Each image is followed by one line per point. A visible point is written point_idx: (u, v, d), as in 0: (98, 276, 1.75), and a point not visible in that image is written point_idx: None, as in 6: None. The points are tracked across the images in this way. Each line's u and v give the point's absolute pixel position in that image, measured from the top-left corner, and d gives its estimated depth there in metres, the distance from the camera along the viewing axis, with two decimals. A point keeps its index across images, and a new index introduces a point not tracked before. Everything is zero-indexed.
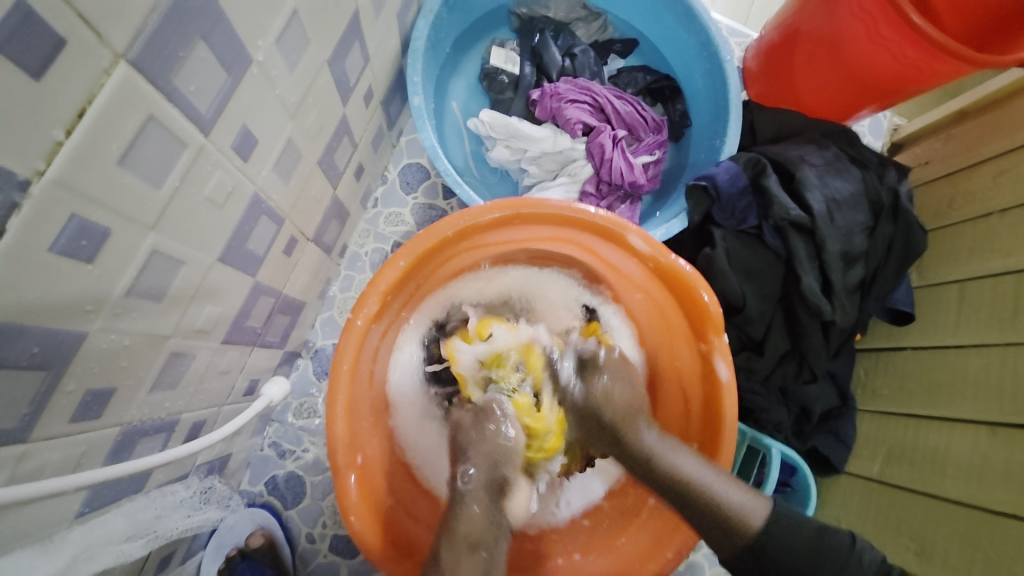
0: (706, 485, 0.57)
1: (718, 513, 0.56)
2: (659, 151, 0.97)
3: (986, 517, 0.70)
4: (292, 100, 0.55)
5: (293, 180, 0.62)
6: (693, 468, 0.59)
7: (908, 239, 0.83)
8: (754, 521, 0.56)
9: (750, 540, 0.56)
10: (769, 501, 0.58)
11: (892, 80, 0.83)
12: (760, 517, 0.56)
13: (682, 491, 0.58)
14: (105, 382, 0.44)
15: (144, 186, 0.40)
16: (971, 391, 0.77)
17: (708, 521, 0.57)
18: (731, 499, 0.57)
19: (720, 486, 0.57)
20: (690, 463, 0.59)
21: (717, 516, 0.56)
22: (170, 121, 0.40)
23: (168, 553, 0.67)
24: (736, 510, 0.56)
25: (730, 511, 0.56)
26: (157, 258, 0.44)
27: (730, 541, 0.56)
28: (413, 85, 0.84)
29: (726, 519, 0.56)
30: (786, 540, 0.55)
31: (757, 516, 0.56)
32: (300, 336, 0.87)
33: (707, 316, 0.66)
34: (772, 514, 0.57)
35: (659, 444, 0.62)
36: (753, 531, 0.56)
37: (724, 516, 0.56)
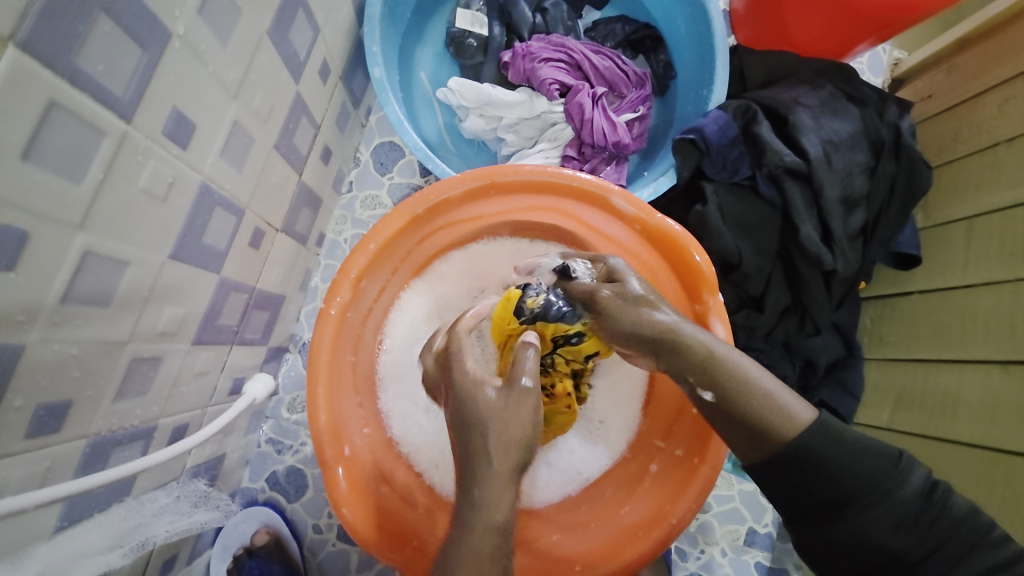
0: (753, 379, 0.49)
1: (755, 403, 0.48)
2: (643, 107, 0.91)
3: (997, 458, 0.68)
4: (231, 78, 0.51)
5: (248, 167, 0.59)
6: (748, 365, 0.50)
7: (912, 176, 0.77)
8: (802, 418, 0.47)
9: (791, 443, 0.46)
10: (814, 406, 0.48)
11: (890, 10, 0.76)
12: (810, 419, 0.47)
13: (723, 395, 0.49)
14: (58, 395, 0.42)
15: (63, 183, 0.37)
16: (980, 328, 0.74)
17: (749, 419, 0.48)
18: (772, 393, 0.48)
19: (764, 382, 0.49)
20: (721, 344, 0.52)
21: (756, 413, 0.47)
22: (77, 106, 0.36)
23: (172, 555, 0.66)
24: (778, 406, 0.47)
25: (766, 408, 0.47)
26: (92, 260, 0.41)
27: (766, 444, 0.47)
28: (373, 56, 0.79)
29: (767, 419, 0.47)
30: (862, 448, 0.45)
31: (806, 415, 0.47)
32: (285, 330, 0.85)
33: (700, 275, 0.63)
34: (819, 417, 0.47)
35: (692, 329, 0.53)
36: (795, 432, 0.46)
37: (767, 418, 0.47)
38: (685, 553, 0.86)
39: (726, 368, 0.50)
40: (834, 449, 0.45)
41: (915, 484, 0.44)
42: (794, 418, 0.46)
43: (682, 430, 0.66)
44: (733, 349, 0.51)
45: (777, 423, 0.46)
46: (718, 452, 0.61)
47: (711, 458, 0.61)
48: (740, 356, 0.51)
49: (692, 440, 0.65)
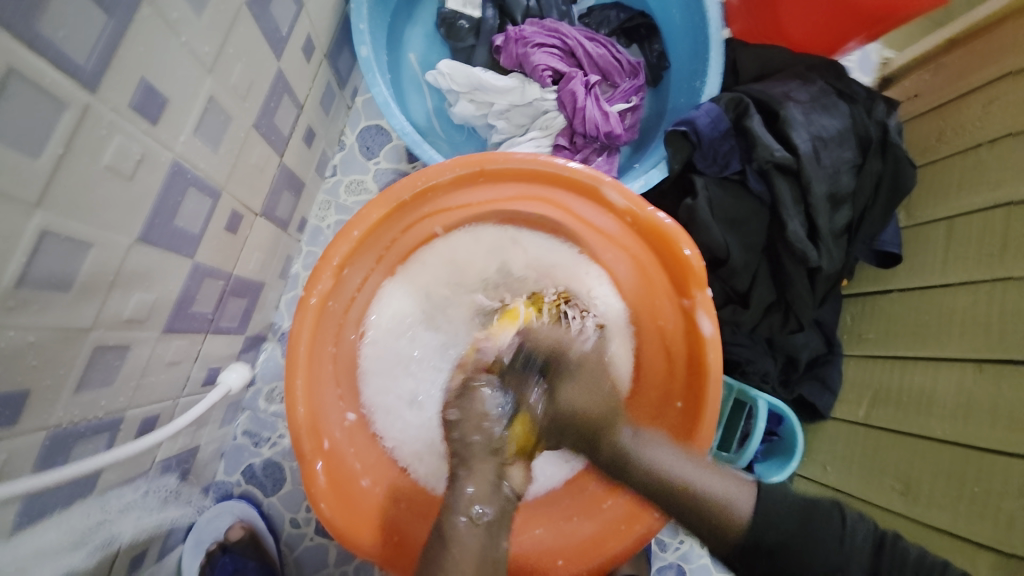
0: (687, 480, 0.56)
1: (703, 510, 0.56)
2: (636, 97, 0.90)
3: (970, 454, 0.70)
4: (206, 51, 0.48)
5: (225, 147, 0.56)
6: (693, 474, 0.56)
7: (897, 175, 0.78)
8: (742, 512, 0.58)
9: (739, 534, 0.58)
10: (753, 485, 0.61)
11: (883, 6, 0.77)
12: (747, 512, 0.58)
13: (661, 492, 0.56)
14: (13, 385, 0.39)
15: (16, 155, 0.34)
16: (958, 328, 0.76)
17: (695, 517, 0.56)
18: (718, 497, 0.57)
19: (709, 481, 0.57)
20: (667, 454, 0.57)
21: (707, 519, 0.57)
22: (33, 73, 0.33)
23: (142, 550, 0.64)
24: (722, 502, 0.57)
25: (715, 507, 0.57)
26: (51, 240, 0.38)
27: (719, 534, 0.58)
28: (360, 34, 0.76)
29: (717, 516, 0.57)
30: (787, 503, 0.61)
31: (743, 511, 0.58)
32: (264, 318, 0.82)
33: (689, 270, 0.62)
34: (756, 504, 0.59)
35: (636, 441, 0.57)
36: (741, 527, 0.58)
37: (710, 509, 0.57)
38: (665, 545, 0.87)
39: (686, 501, 0.56)
40: (775, 510, 0.60)
41: (865, 537, 0.60)
42: (734, 505, 0.58)
43: (665, 424, 0.67)
44: (683, 457, 0.57)
45: (724, 522, 0.57)
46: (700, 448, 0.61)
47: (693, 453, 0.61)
48: (693, 471, 0.57)
49: (677, 432, 0.65)
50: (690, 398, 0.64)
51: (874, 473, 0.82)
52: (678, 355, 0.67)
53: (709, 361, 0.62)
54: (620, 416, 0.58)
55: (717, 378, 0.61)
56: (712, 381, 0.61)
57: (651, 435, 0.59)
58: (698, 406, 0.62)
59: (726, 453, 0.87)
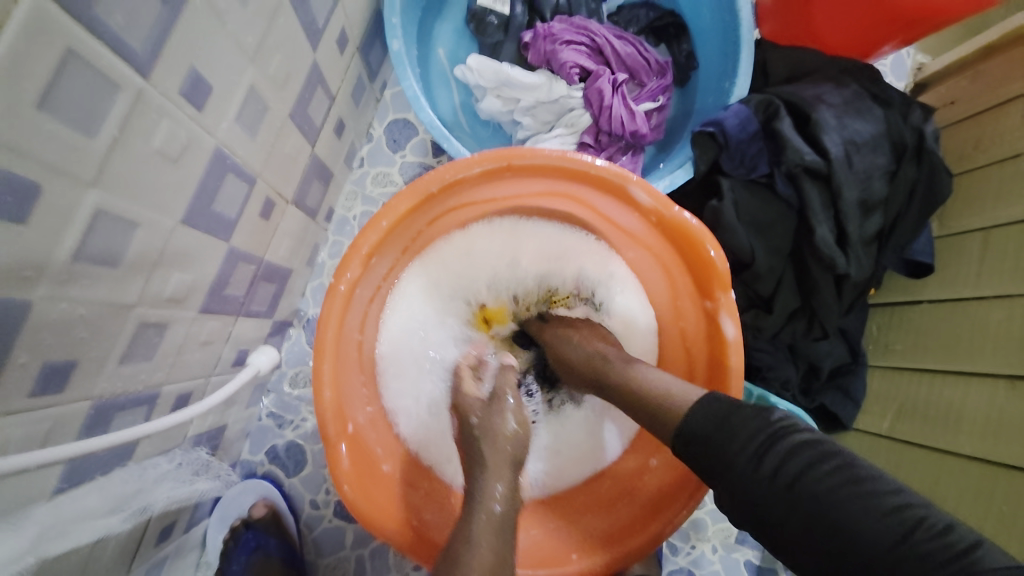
0: (654, 385, 0.53)
1: (669, 410, 0.50)
2: (663, 97, 0.90)
3: (999, 471, 0.68)
4: (249, 41, 0.50)
5: (262, 135, 0.57)
6: (671, 383, 0.52)
7: (932, 183, 0.77)
8: (706, 410, 0.48)
9: (682, 426, 0.48)
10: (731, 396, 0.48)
11: (921, 10, 0.74)
12: (706, 410, 0.47)
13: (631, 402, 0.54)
14: (64, 355, 0.41)
15: (76, 135, 0.36)
16: (992, 343, 0.74)
17: (657, 420, 0.51)
18: (676, 396, 0.51)
19: (665, 382, 0.52)
20: (649, 372, 0.55)
21: (658, 406, 0.51)
22: (94, 59, 0.35)
23: (170, 522, 0.67)
24: (681, 403, 0.49)
25: (671, 403, 0.50)
26: (104, 219, 0.40)
27: (664, 426, 0.50)
28: (391, 28, 0.77)
29: (663, 411, 0.50)
30: (745, 435, 0.44)
31: (699, 400, 0.49)
32: (290, 305, 0.84)
33: (713, 272, 0.62)
34: (724, 408, 0.47)
35: (625, 364, 0.58)
36: (687, 419, 0.48)
37: (663, 410, 0.50)
38: (676, 547, 0.87)
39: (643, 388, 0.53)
40: (726, 444, 0.45)
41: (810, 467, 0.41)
42: (694, 405, 0.48)
43: None
44: (662, 372, 0.54)
45: (678, 413, 0.49)
46: None
47: None
48: (669, 379, 0.53)
49: None
50: None
51: None
52: (698, 357, 0.67)
53: (731, 364, 0.61)
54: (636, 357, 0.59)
55: (740, 381, 0.61)
56: (734, 385, 0.61)
57: (649, 365, 0.57)
58: None
59: None
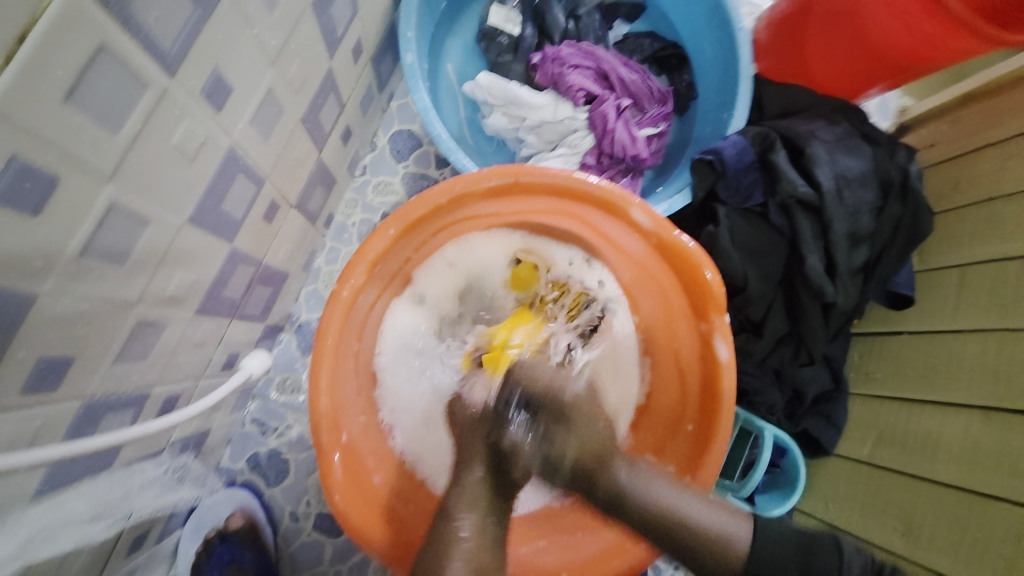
0: (684, 513, 0.52)
1: (703, 543, 0.51)
2: (663, 124, 0.93)
3: (973, 499, 0.71)
4: (272, 46, 0.50)
5: (274, 137, 0.57)
6: (684, 502, 0.53)
7: (915, 220, 0.80)
8: (741, 541, 0.51)
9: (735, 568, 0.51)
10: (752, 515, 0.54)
11: (906, 57, 0.79)
12: (745, 539, 0.52)
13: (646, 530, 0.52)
14: (61, 351, 0.40)
15: (97, 129, 0.35)
16: (966, 375, 0.77)
17: (691, 551, 0.51)
18: (709, 527, 0.52)
19: (695, 506, 0.52)
20: (662, 487, 0.54)
21: (704, 558, 0.51)
22: (125, 54, 0.35)
23: (143, 532, 0.63)
24: (716, 536, 0.51)
25: (716, 537, 0.51)
26: (116, 214, 0.39)
27: (716, 569, 0.51)
28: (406, 41, 0.79)
29: (713, 548, 0.51)
30: (780, 541, 0.52)
31: (743, 535, 0.52)
32: (283, 309, 0.82)
33: (708, 294, 0.63)
34: (756, 533, 0.52)
35: (635, 480, 0.54)
36: (738, 559, 0.51)
37: (704, 547, 0.51)
38: (660, 568, 0.87)
39: (680, 528, 0.51)
40: (767, 554, 0.51)
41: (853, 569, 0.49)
42: (729, 535, 0.51)
43: (675, 445, 0.67)
44: (680, 489, 0.54)
45: (723, 553, 0.51)
46: (711, 470, 0.62)
47: (704, 475, 0.62)
48: (681, 496, 0.53)
49: (688, 454, 0.65)
50: (702, 421, 0.65)
51: (875, 513, 0.82)
52: (691, 378, 0.68)
53: (724, 386, 0.63)
54: (617, 451, 0.56)
55: (730, 403, 0.62)
56: (726, 407, 0.62)
57: (643, 467, 0.56)
58: (710, 429, 0.63)
59: (728, 480, 0.88)
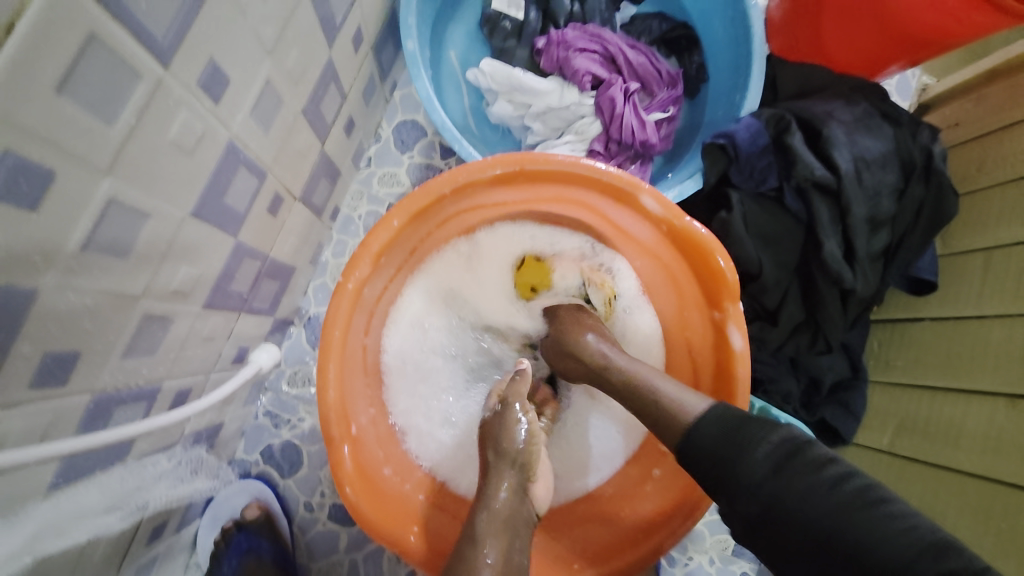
0: (643, 380, 0.56)
1: (670, 413, 0.52)
2: (673, 108, 0.90)
3: (997, 489, 0.69)
4: (268, 35, 0.49)
5: (275, 130, 0.57)
6: (655, 379, 0.55)
7: (939, 204, 0.77)
8: (691, 408, 0.51)
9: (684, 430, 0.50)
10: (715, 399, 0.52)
11: (927, 33, 0.75)
12: (702, 409, 0.50)
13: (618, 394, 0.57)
14: (67, 346, 0.40)
15: (92, 123, 0.35)
16: (991, 362, 0.74)
17: (642, 410, 0.54)
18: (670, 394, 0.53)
19: (658, 381, 0.55)
20: (637, 364, 0.58)
21: (655, 410, 0.53)
22: (116, 44, 0.34)
23: (161, 522, 0.65)
24: (672, 404, 0.52)
25: (667, 405, 0.52)
26: (116, 208, 0.39)
27: (664, 432, 0.52)
28: (407, 29, 0.77)
29: (660, 409, 0.53)
30: (760, 462, 0.45)
31: (695, 405, 0.51)
32: (292, 303, 0.83)
33: (722, 282, 0.61)
34: (711, 409, 0.50)
35: (608, 349, 0.61)
36: (689, 418, 0.50)
37: (661, 410, 0.53)
38: (673, 559, 0.86)
39: (635, 385, 0.56)
40: (752, 471, 0.45)
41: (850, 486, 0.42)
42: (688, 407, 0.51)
43: None
44: (646, 365, 0.58)
45: (669, 416, 0.52)
46: None
47: None
48: (660, 377, 0.55)
49: None
50: None
51: None
52: (705, 367, 0.66)
53: (739, 375, 0.61)
54: (591, 328, 0.65)
55: (745, 393, 0.61)
56: (740, 397, 0.61)
57: (632, 355, 0.60)
58: None
59: None
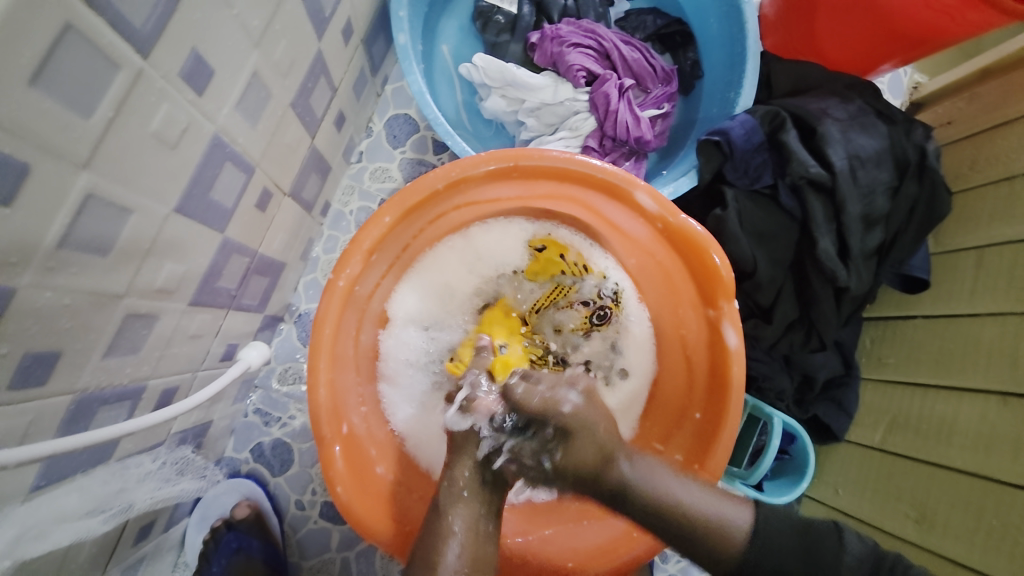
0: (690, 504, 0.54)
1: (700, 530, 0.53)
2: (668, 104, 0.90)
3: (989, 486, 0.69)
4: (255, 26, 0.48)
5: (262, 124, 0.55)
6: (677, 488, 0.54)
7: (932, 201, 0.77)
8: (737, 528, 0.54)
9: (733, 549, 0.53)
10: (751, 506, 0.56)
11: (920, 31, 0.75)
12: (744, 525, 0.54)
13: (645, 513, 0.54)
14: (47, 345, 0.39)
15: (69, 113, 0.34)
16: (983, 359, 0.74)
17: (687, 536, 0.53)
18: (709, 516, 0.54)
19: (700, 500, 0.54)
20: (678, 486, 0.55)
21: (700, 532, 0.53)
22: (93, 33, 0.33)
23: (148, 522, 0.64)
24: (716, 524, 0.54)
25: (709, 523, 0.54)
26: (95, 203, 0.38)
27: (718, 556, 0.54)
28: (398, 22, 0.76)
29: (710, 541, 0.53)
30: (780, 530, 0.55)
31: (742, 519, 0.55)
32: (282, 299, 0.82)
33: (717, 279, 0.61)
34: (755, 520, 0.55)
35: (636, 473, 0.55)
36: (735, 543, 0.54)
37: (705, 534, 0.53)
38: (667, 555, 0.86)
39: (670, 515, 0.53)
40: (768, 542, 0.54)
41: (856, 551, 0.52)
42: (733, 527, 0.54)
43: (682, 434, 0.66)
44: (678, 480, 0.55)
45: (722, 537, 0.54)
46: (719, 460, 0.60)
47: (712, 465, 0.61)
48: (674, 481, 0.55)
49: (694, 440, 0.64)
50: (709, 409, 0.63)
51: (886, 497, 0.81)
52: (698, 365, 0.66)
53: (733, 374, 0.61)
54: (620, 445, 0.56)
55: (739, 390, 0.60)
56: (733, 394, 0.60)
57: (641, 460, 0.56)
58: (719, 418, 0.61)
59: (736, 467, 0.86)
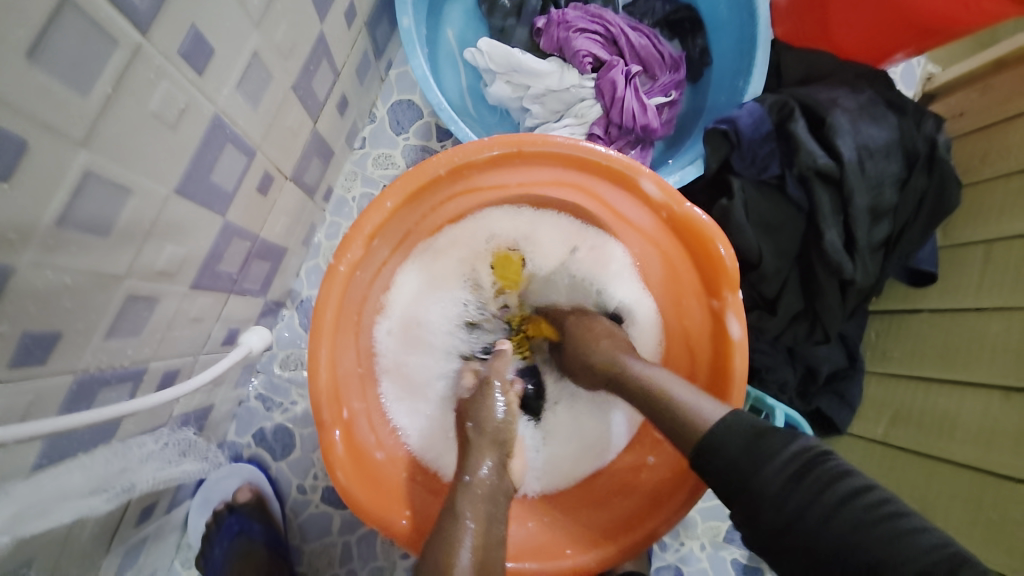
0: (667, 390, 0.52)
1: (670, 409, 0.51)
2: (675, 92, 0.88)
3: (990, 481, 0.69)
4: (254, 4, 0.47)
5: (264, 105, 0.55)
6: (671, 384, 0.53)
7: (942, 193, 0.76)
8: (706, 417, 0.48)
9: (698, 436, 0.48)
10: (732, 406, 0.49)
11: (936, 19, 0.73)
12: (716, 419, 0.48)
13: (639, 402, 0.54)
14: (46, 326, 0.39)
15: (66, 91, 0.33)
16: (988, 354, 0.74)
17: (665, 418, 0.51)
18: (686, 401, 0.50)
19: (684, 393, 0.52)
20: (659, 375, 0.54)
21: (671, 411, 0.51)
22: (90, 8, 0.32)
23: (151, 503, 0.65)
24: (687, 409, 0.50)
25: (680, 408, 0.50)
26: (92, 182, 0.37)
27: (680, 438, 0.49)
28: (402, 4, 0.75)
29: (680, 420, 0.50)
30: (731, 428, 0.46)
31: (714, 414, 0.48)
32: (284, 285, 0.82)
33: (721, 270, 0.60)
34: (727, 415, 0.48)
35: (647, 369, 0.56)
36: (702, 429, 0.48)
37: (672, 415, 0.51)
38: (664, 545, 0.87)
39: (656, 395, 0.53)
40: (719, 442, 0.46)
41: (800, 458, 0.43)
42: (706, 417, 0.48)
43: None
44: (670, 375, 0.54)
45: (685, 421, 0.49)
46: None
47: None
48: (675, 381, 0.53)
49: None
50: (711, 400, 0.63)
51: (887, 490, 0.81)
52: (700, 355, 0.66)
53: (735, 365, 0.60)
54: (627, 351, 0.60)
55: (741, 384, 0.60)
56: (736, 386, 0.60)
57: (656, 366, 0.57)
58: None
59: None
